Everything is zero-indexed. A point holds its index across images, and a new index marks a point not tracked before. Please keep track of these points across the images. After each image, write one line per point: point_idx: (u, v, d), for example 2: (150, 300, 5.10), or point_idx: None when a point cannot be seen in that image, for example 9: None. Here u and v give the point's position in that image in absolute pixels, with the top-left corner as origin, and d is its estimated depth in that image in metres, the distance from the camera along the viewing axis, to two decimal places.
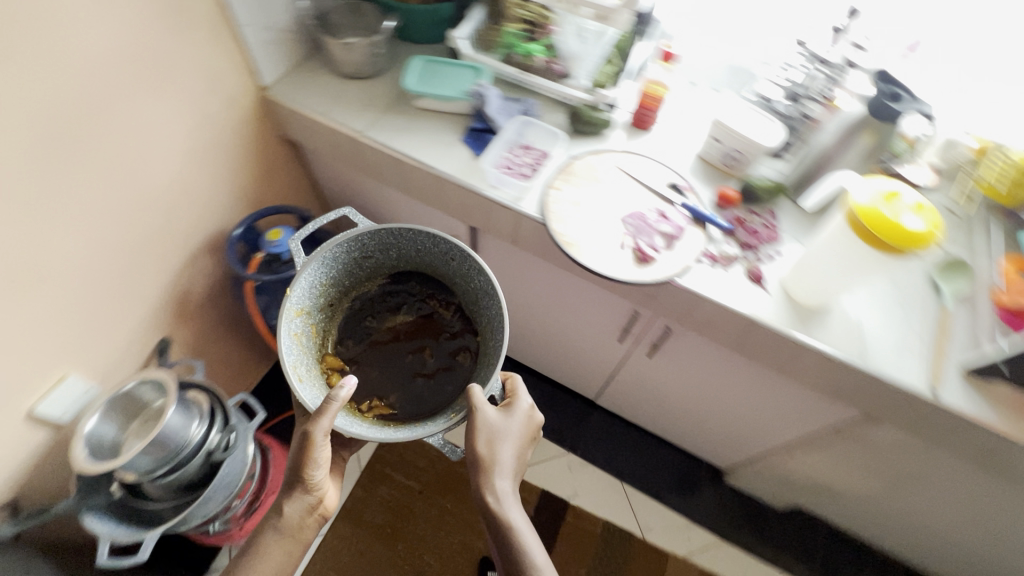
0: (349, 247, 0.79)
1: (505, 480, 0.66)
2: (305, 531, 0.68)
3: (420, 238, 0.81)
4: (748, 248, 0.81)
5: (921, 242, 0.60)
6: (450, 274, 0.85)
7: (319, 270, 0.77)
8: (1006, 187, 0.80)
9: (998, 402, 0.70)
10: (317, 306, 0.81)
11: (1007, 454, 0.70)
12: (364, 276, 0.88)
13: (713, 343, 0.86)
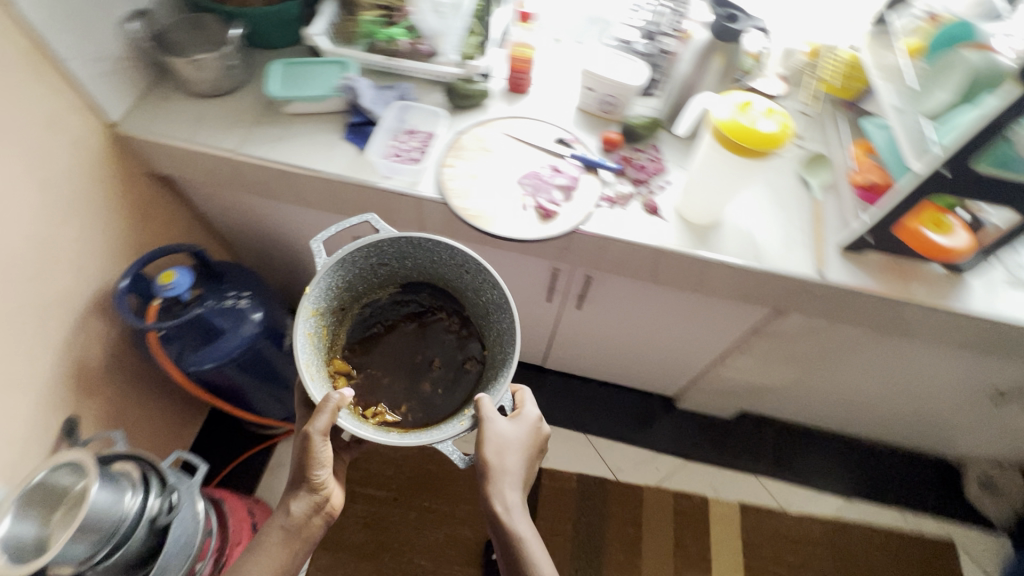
0: (368, 252, 0.73)
1: (511, 493, 0.66)
2: (310, 535, 0.67)
3: (435, 249, 0.74)
4: (641, 183, 0.85)
5: (775, 142, 0.67)
6: (462, 287, 0.79)
7: (336, 273, 0.70)
8: (841, 82, 0.90)
9: (870, 269, 0.80)
10: (330, 309, 0.75)
11: (890, 312, 0.81)
12: (378, 283, 0.81)
13: (631, 280, 0.91)
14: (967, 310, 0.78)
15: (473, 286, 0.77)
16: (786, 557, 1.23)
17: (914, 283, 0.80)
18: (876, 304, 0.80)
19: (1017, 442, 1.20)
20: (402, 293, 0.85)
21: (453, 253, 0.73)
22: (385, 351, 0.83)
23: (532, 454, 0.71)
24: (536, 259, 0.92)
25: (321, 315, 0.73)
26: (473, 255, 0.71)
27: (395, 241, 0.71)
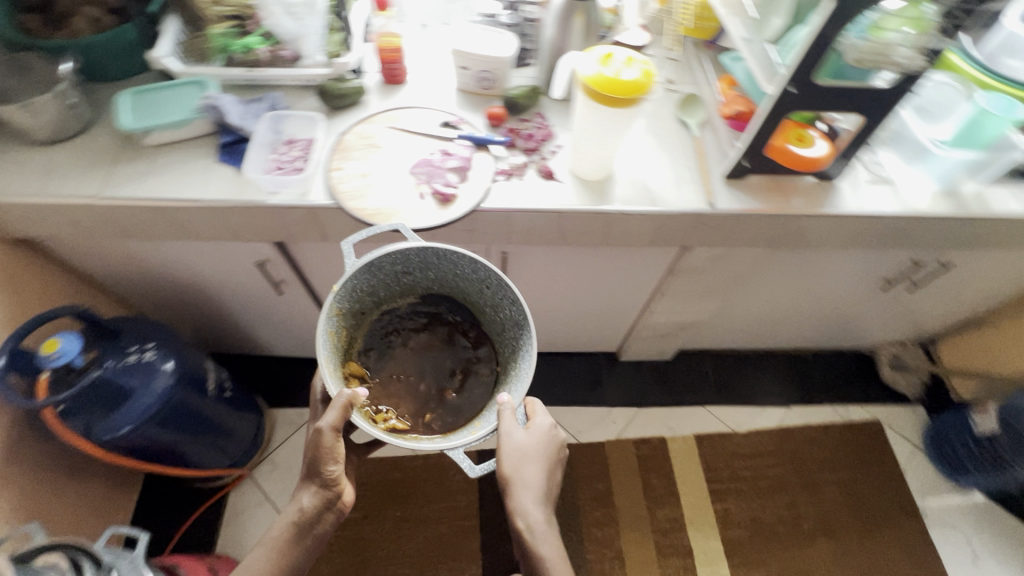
0: (396, 259, 0.72)
1: (532, 511, 0.68)
2: (322, 525, 0.73)
3: (458, 264, 0.74)
4: (532, 151, 0.87)
5: (637, 89, 0.69)
6: (482, 301, 0.79)
7: (360, 277, 0.71)
8: (693, 23, 0.95)
9: (753, 191, 0.86)
10: (353, 313, 0.75)
11: (777, 227, 0.88)
12: (399, 291, 0.82)
13: (544, 248, 0.93)
14: (839, 210, 0.86)
15: (491, 303, 0.77)
16: (743, 473, 1.32)
17: (792, 196, 0.87)
18: (765, 222, 0.87)
19: (911, 321, 1.34)
20: (421, 302, 0.86)
21: (474, 268, 0.73)
22: (404, 360, 0.82)
23: (552, 467, 0.73)
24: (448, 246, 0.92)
25: (344, 317, 0.73)
26: (493, 270, 0.71)
27: (422, 250, 0.72)
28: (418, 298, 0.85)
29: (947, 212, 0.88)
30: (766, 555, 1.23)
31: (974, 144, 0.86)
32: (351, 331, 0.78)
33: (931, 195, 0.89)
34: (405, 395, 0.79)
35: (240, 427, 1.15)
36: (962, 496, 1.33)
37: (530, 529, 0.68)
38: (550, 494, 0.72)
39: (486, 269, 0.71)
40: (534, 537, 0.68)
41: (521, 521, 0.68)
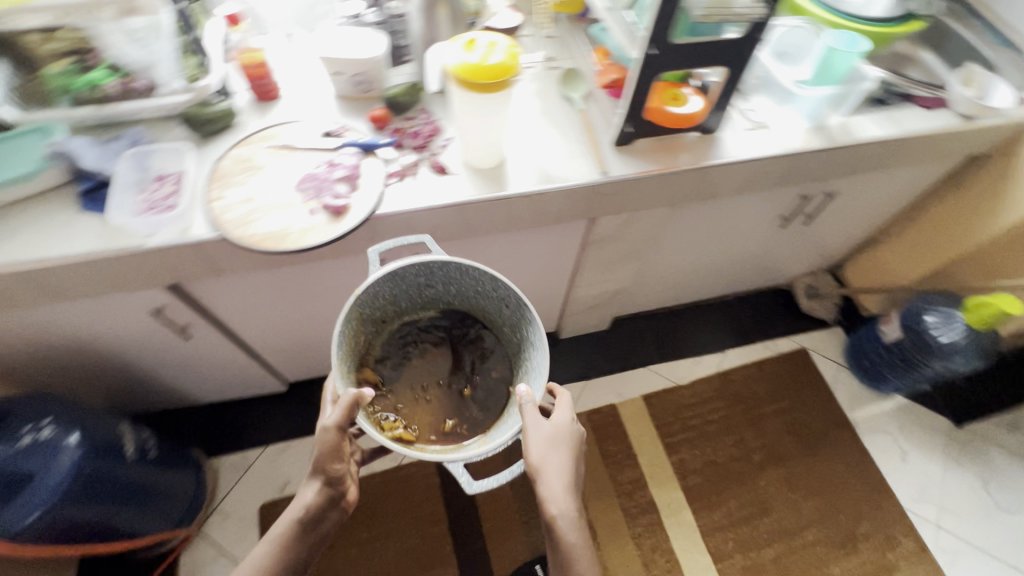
0: (420, 270, 0.78)
1: (562, 498, 0.68)
2: (326, 525, 0.74)
3: (479, 281, 0.78)
4: (422, 148, 0.86)
5: (492, 71, 0.69)
6: (504, 319, 0.82)
7: (383, 284, 0.76)
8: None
9: (643, 154, 0.89)
10: (371, 319, 0.80)
11: (671, 186, 0.92)
12: (419, 302, 0.86)
13: (455, 242, 0.93)
14: (723, 158, 0.91)
15: (510, 321, 0.81)
16: (692, 421, 1.38)
17: (679, 153, 0.90)
18: (658, 181, 0.90)
19: (815, 251, 1.44)
20: (441, 314, 0.90)
21: (497, 286, 0.76)
22: (419, 369, 0.86)
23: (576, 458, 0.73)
24: (356, 257, 0.90)
25: (363, 320, 0.78)
26: (514, 290, 0.74)
27: (443, 263, 0.76)
28: (438, 312, 0.90)
29: (820, 145, 0.94)
30: (724, 493, 1.30)
31: (832, 81, 0.92)
32: (370, 335, 0.83)
33: (804, 132, 0.95)
34: (417, 405, 0.82)
35: (177, 483, 1.09)
36: (886, 400, 1.45)
37: (562, 517, 0.68)
38: (578, 483, 0.72)
39: (510, 288, 0.74)
40: (564, 526, 0.68)
41: (551, 510, 0.68)
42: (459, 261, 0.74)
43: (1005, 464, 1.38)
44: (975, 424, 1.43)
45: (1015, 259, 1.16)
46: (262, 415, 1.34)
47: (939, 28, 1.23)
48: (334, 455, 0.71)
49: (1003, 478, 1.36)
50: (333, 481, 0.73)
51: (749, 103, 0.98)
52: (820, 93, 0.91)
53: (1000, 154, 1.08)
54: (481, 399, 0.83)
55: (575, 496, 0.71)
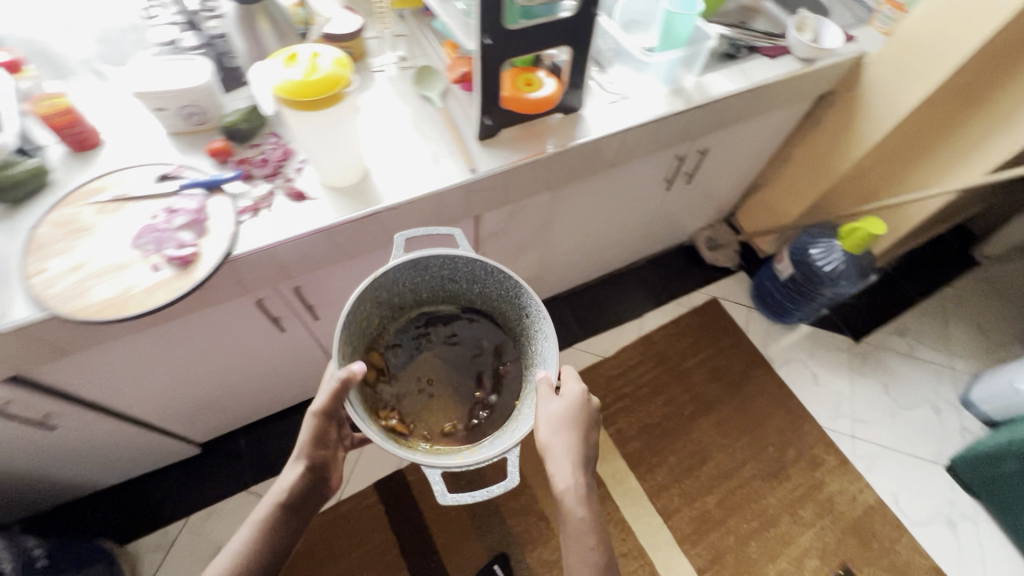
0: (445, 262, 0.78)
1: (571, 475, 0.71)
2: (309, 506, 0.75)
3: (508, 287, 0.78)
4: (274, 176, 0.80)
5: (308, 87, 0.64)
6: (526, 329, 0.82)
7: (406, 269, 0.76)
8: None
9: (510, 144, 0.88)
10: (387, 303, 0.81)
11: (545, 171, 0.91)
12: (442, 295, 0.87)
13: (336, 266, 0.88)
14: (590, 135, 0.91)
15: (529, 332, 0.81)
16: (624, 390, 1.41)
17: (545, 137, 0.90)
18: (530, 169, 0.89)
19: (707, 205, 1.50)
20: (459, 311, 0.90)
21: (523, 294, 0.76)
22: (425, 362, 0.87)
23: (588, 435, 0.74)
24: (228, 302, 0.83)
25: (378, 303, 0.79)
26: (537, 303, 0.74)
27: (468, 261, 0.77)
28: (458, 310, 0.89)
29: (681, 107, 0.96)
30: (665, 452, 1.34)
31: (678, 44, 0.94)
32: (383, 319, 0.84)
33: (663, 97, 0.97)
34: (419, 401, 0.82)
35: None
36: (793, 331, 1.55)
37: (572, 494, 0.70)
38: (587, 458, 0.74)
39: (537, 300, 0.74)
40: (569, 502, 0.70)
41: (558, 484, 0.71)
42: (489, 264, 0.74)
43: (901, 366, 1.52)
44: (871, 336, 1.56)
45: (875, 182, 1.26)
46: (179, 482, 1.23)
47: None
48: (320, 438, 0.72)
49: (900, 380, 1.50)
50: (317, 464, 0.75)
51: (607, 78, 0.98)
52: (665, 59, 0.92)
53: (846, 90, 1.17)
54: (485, 409, 0.82)
55: (585, 470, 0.72)
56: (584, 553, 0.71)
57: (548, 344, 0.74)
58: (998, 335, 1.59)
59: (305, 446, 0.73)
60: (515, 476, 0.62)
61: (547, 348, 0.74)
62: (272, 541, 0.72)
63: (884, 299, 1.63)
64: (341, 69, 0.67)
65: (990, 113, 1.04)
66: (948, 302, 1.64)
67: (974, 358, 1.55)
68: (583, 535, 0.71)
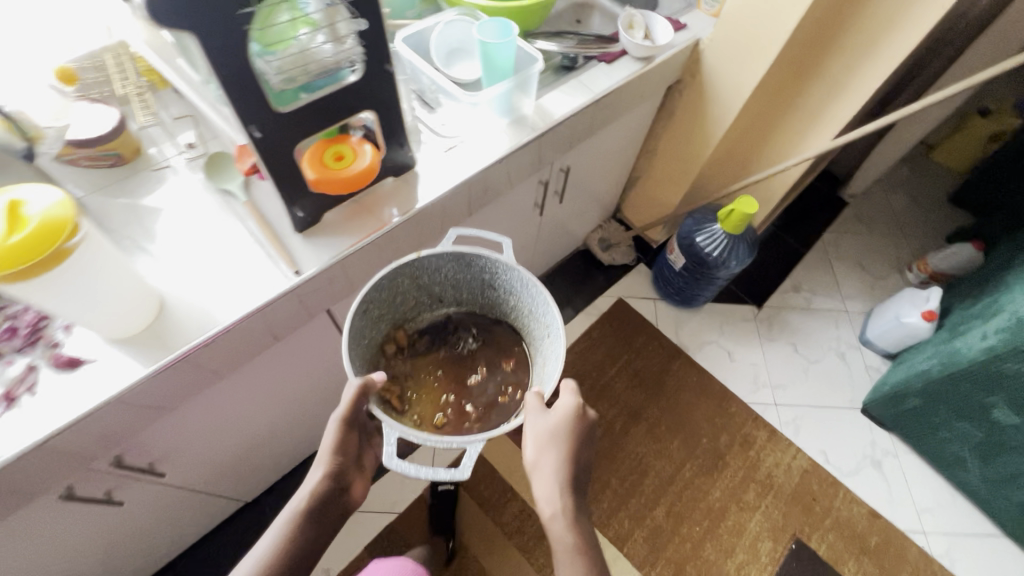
0: (489, 270, 0.78)
1: (559, 498, 0.61)
2: (330, 522, 0.66)
3: (540, 303, 0.76)
4: (31, 347, 0.64)
5: (27, 249, 0.48)
6: (545, 351, 0.78)
7: (450, 264, 0.78)
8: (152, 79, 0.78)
9: (338, 229, 0.75)
10: (427, 289, 0.82)
11: (390, 247, 0.79)
12: (480, 298, 0.86)
13: (162, 422, 0.72)
14: (431, 193, 0.80)
15: (546, 353, 0.78)
16: None
17: (381, 207, 0.78)
18: (372, 250, 0.77)
19: (589, 210, 1.45)
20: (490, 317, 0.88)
21: (546, 312, 0.74)
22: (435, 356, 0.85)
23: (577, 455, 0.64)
24: (15, 514, 0.64)
25: (417, 284, 0.81)
26: (557, 323, 0.71)
27: (508, 270, 0.76)
28: (493, 320, 0.88)
29: (524, 137, 0.88)
30: (607, 474, 1.29)
31: (505, 73, 0.84)
32: (419, 301, 0.85)
33: (505, 132, 0.88)
34: (423, 383, 0.81)
35: None
36: (700, 313, 1.55)
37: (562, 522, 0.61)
38: (577, 485, 0.63)
39: (556, 314, 0.72)
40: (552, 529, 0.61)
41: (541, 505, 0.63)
42: (525, 274, 0.73)
43: (802, 322, 1.57)
44: (771, 299, 1.60)
45: (739, 159, 1.27)
46: None
47: None
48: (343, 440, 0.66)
49: (804, 336, 1.55)
50: (339, 471, 0.68)
51: (438, 121, 0.88)
52: (487, 95, 0.83)
53: (689, 77, 1.15)
54: (485, 409, 0.77)
55: (576, 498, 0.63)
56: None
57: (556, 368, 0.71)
58: (877, 268, 1.69)
59: (331, 447, 0.67)
60: (466, 468, 0.59)
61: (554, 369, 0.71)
62: (293, 554, 0.63)
63: (774, 259, 1.68)
64: (57, 210, 0.51)
65: (825, 80, 1.05)
66: (828, 247, 1.72)
67: (862, 296, 1.63)
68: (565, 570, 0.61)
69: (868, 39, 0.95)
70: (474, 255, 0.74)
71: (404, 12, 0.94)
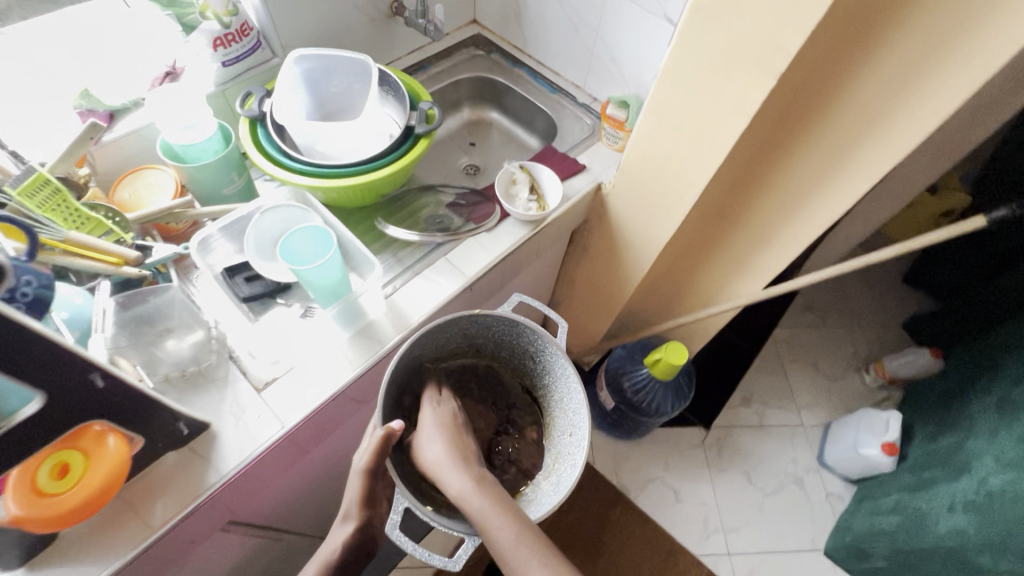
0: (537, 348, 0.71)
1: (456, 477, 0.61)
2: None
3: (574, 403, 0.68)
4: None
5: None
6: (560, 448, 0.70)
7: (503, 325, 0.70)
8: None
9: (82, 549, 0.54)
10: (470, 338, 0.74)
11: (175, 544, 0.59)
12: (515, 362, 0.78)
13: None
14: (227, 475, 0.59)
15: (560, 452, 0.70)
16: None
17: (152, 502, 0.57)
18: (137, 565, 0.56)
19: None
20: (516, 383, 0.79)
21: (578, 411, 0.67)
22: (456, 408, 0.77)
23: (458, 439, 0.67)
24: None
25: (466, 333, 0.72)
26: (585, 432, 0.64)
27: (557, 355, 0.68)
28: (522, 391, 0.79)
29: (368, 361, 0.68)
30: None
31: (331, 296, 0.66)
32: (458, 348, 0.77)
33: (348, 346, 0.69)
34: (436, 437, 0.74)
35: None
36: (641, 442, 1.37)
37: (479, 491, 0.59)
38: (474, 459, 0.65)
39: (587, 420, 0.64)
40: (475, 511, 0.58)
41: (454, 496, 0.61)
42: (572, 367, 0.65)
43: (755, 443, 1.40)
44: (720, 416, 1.43)
45: (669, 296, 1.11)
46: None
47: (491, 86, 1.08)
48: (368, 494, 0.63)
49: (757, 461, 1.38)
50: (369, 524, 0.65)
51: (258, 339, 0.67)
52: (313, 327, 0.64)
53: (598, 217, 0.97)
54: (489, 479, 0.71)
55: (479, 470, 0.63)
56: (530, 555, 0.55)
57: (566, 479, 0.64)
58: (831, 368, 1.55)
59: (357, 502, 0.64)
60: (459, 558, 0.54)
61: (565, 477, 0.64)
62: None
63: (721, 366, 1.51)
64: None
65: (749, 228, 0.88)
66: (780, 346, 1.57)
67: (818, 404, 1.48)
68: (501, 529, 0.56)
69: (792, 195, 0.78)
70: (532, 330, 0.66)
71: (219, 189, 0.74)
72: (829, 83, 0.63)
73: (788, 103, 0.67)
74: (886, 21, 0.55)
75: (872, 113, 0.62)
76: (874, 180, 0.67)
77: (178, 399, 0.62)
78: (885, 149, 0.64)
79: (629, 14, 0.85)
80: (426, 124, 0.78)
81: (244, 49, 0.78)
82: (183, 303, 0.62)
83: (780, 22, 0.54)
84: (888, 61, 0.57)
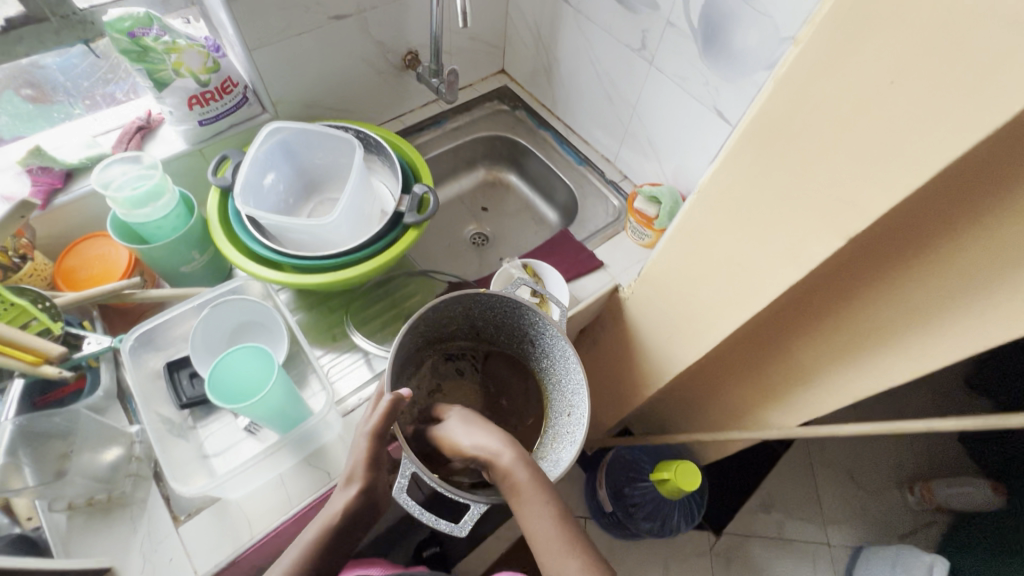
0: (534, 331, 0.65)
1: (498, 443, 0.55)
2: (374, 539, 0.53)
3: (572, 382, 0.63)
4: None
5: None
6: (556, 428, 0.66)
7: (504, 307, 0.65)
8: None
9: None
10: (470, 320, 0.70)
11: None
12: (513, 347, 0.73)
13: None
14: None
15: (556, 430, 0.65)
16: None
17: None
18: None
19: None
20: (516, 368, 0.74)
21: (575, 391, 0.62)
22: (452, 391, 0.73)
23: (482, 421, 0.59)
24: None
25: (465, 313, 0.68)
26: (583, 407, 0.59)
27: (555, 337, 0.63)
28: (520, 376, 0.74)
29: (315, 493, 0.58)
30: None
31: (283, 422, 0.57)
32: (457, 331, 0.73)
33: (295, 472, 0.59)
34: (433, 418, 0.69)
35: None
36: (642, 541, 1.24)
37: (525, 472, 0.53)
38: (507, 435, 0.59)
39: (586, 402, 0.59)
40: (515, 499, 0.52)
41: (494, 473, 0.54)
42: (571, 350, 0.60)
43: (771, 558, 1.24)
44: (734, 522, 1.28)
45: (688, 403, 0.97)
46: None
47: (512, 147, 0.97)
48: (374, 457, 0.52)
49: None
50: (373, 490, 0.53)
51: (195, 454, 0.59)
52: (253, 462, 0.55)
53: (613, 314, 0.84)
54: None
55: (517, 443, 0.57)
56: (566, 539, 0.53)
57: (562, 456, 0.60)
58: (869, 478, 1.36)
59: (363, 462, 0.53)
60: (466, 525, 0.50)
61: (561, 454, 0.60)
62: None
63: (741, 461, 1.34)
64: None
65: (786, 362, 0.73)
66: (812, 445, 1.40)
67: (848, 520, 1.31)
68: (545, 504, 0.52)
69: (846, 343, 0.62)
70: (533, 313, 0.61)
71: (177, 267, 0.65)
72: (908, 241, 0.48)
73: (852, 250, 0.52)
74: (998, 196, 0.40)
75: (959, 288, 0.47)
76: (948, 364, 0.52)
77: (83, 530, 0.53)
78: (972, 330, 0.48)
79: (672, 96, 0.72)
80: (418, 213, 0.67)
81: (225, 108, 0.69)
82: (94, 419, 0.55)
83: (857, 177, 0.41)
84: (1001, 238, 0.41)
